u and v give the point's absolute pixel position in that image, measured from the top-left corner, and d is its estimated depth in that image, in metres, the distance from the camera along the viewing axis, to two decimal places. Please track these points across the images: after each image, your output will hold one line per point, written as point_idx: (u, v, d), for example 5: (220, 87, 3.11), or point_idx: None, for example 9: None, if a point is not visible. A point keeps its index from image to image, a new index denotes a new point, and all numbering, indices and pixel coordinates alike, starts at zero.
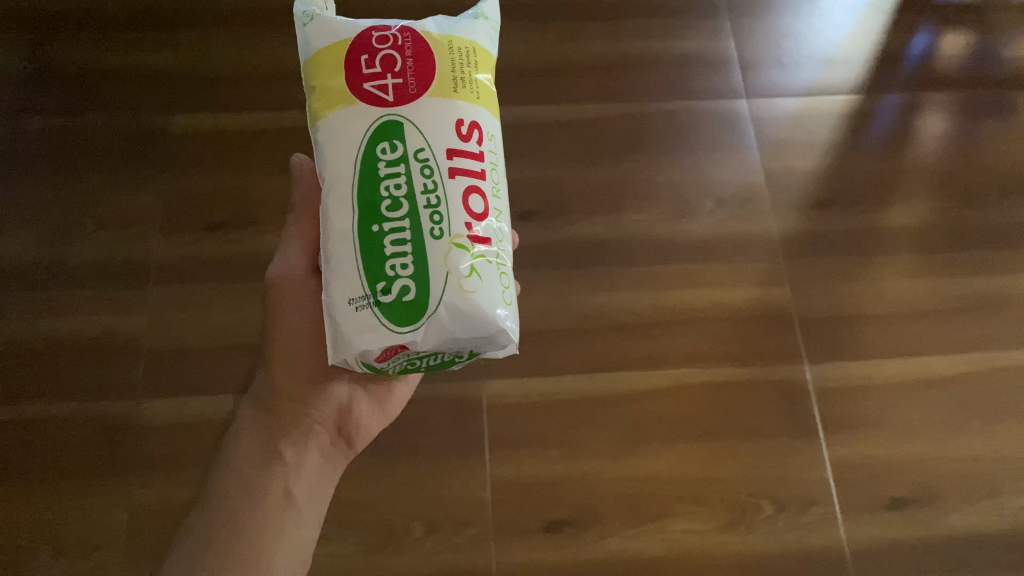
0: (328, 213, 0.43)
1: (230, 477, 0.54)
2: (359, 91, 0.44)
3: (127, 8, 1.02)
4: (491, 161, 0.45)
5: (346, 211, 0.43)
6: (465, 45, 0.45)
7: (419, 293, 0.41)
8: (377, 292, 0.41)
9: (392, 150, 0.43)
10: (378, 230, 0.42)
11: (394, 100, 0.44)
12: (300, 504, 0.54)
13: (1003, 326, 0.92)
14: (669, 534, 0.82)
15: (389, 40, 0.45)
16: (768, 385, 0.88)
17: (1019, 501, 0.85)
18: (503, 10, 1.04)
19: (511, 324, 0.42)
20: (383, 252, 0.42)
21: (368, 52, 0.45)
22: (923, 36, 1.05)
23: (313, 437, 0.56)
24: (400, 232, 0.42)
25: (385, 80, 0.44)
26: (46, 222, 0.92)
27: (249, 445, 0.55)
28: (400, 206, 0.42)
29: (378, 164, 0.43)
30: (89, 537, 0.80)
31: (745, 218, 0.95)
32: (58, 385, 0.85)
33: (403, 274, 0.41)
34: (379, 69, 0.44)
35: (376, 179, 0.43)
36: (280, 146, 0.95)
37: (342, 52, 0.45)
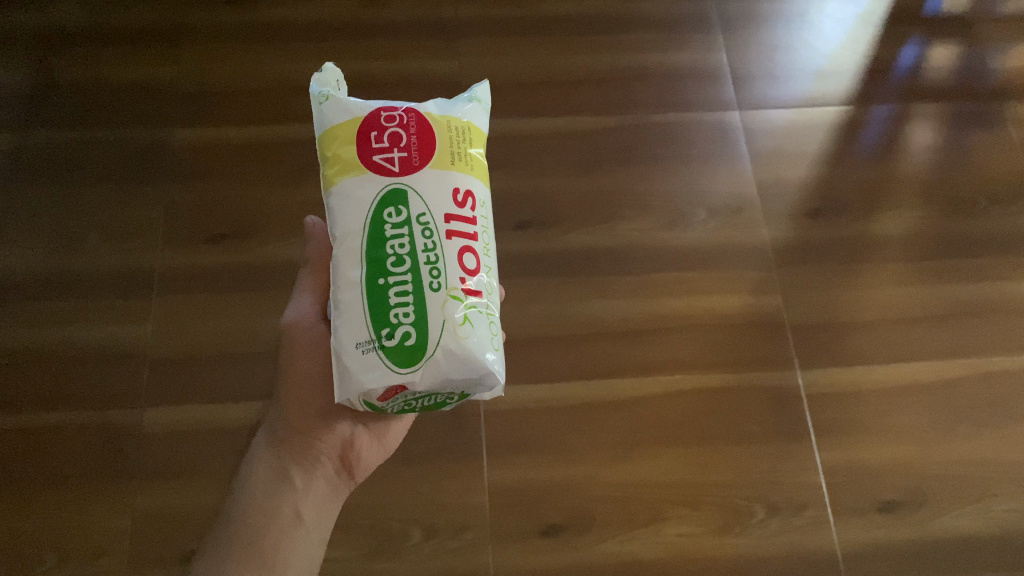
0: (336, 269, 0.45)
1: (245, 502, 0.55)
2: (368, 162, 0.46)
3: (129, 22, 1.03)
4: (484, 223, 0.47)
5: (354, 266, 0.44)
6: (463, 125, 0.48)
7: (419, 338, 0.43)
8: (381, 337, 0.43)
9: (397, 214, 0.45)
10: (384, 283, 0.44)
11: (400, 172, 0.46)
12: (308, 526, 0.55)
13: (990, 331, 0.94)
14: (664, 538, 0.84)
15: (396, 119, 0.47)
16: (760, 391, 0.90)
17: (1005, 503, 0.87)
18: (499, 24, 1.06)
19: (500, 370, 0.44)
20: (388, 302, 0.43)
21: (377, 128, 0.46)
22: (911, 48, 1.08)
23: (318, 466, 0.58)
24: (403, 284, 0.43)
25: (392, 154, 0.46)
26: (49, 234, 0.93)
27: (261, 473, 0.57)
28: (404, 262, 0.44)
29: (385, 226, 0.45)
30: (93, 544, 0.81)
31: (737, 226, 0.97)
32: (62, 394, 0.86)
33: (406, 321, 0.43)
34: (386, 144, 0.46)
35: (382, 238, 0.44)
36: (279, 158, 0.97)
37: (354, 127, 0.46)
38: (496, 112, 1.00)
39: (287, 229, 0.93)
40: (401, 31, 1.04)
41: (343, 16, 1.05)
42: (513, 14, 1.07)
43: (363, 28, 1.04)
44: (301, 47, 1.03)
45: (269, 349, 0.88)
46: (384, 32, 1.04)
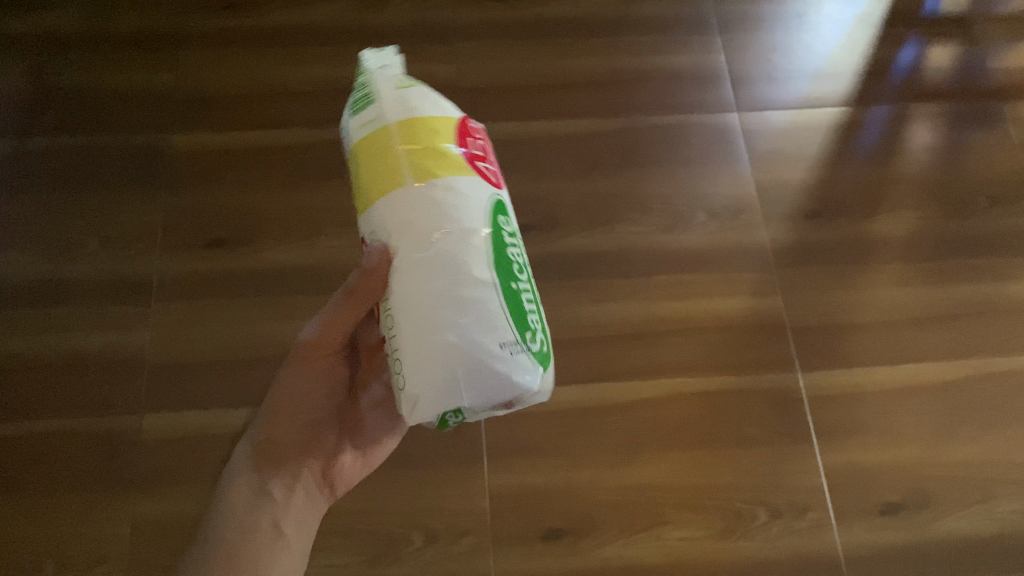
0: (462, 261, 0.39)
1: (227, 515, 0.54)
2: (478, 165, 0.42)
3: (126, 28, 1.03)
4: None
5: (483, 260, 0.39)
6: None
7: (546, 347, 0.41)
8: (524, 340, 0.39)
9: (508, 223, 0.42)
10: (517, 287, 0.40)
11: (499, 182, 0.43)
12: (287, 538, 0.55)
13: (991, 332, 0.93)
14: (665, 542, 0.84)
15: (480, 131, 0.45)
16: (761, 393, 0.89)
17: (1008, 504, 0.87)
18: (497, 27, 1.06)
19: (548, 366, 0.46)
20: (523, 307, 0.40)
21: (473, 134, 0.44)
22: (909, 48, 1.07)
23: (301, 478, 0.57)
24: (529, 292, 0.41)
25: (489, 164, 0.43)
26: (46, 240, 0.93)
27: (246, 484, 0.55)
28: (526, 272, 0.42)
29: (506, 231, 0.41)
30: (90, 552, 0.81)
31: (736, 228, 0.97)
32: (59, 401, 0.86)
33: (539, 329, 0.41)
34: (483, 153, 0.44)
35: (507, 241, 0.41)
36: (277, 163, 0.96)
37: (456, 128, 0.43)
38: (494, 115, 1.00)
39: (285, 234, 0.93)
40: (399, 35, 1.04)
41: (341, 20, 1.05)
42: (510, 17, 1.07)
43: (361, 33, 1.04)
44: (300, 52, 1.03)
45: (268, 354, 0.88)
46: (382, 37, 1.04)
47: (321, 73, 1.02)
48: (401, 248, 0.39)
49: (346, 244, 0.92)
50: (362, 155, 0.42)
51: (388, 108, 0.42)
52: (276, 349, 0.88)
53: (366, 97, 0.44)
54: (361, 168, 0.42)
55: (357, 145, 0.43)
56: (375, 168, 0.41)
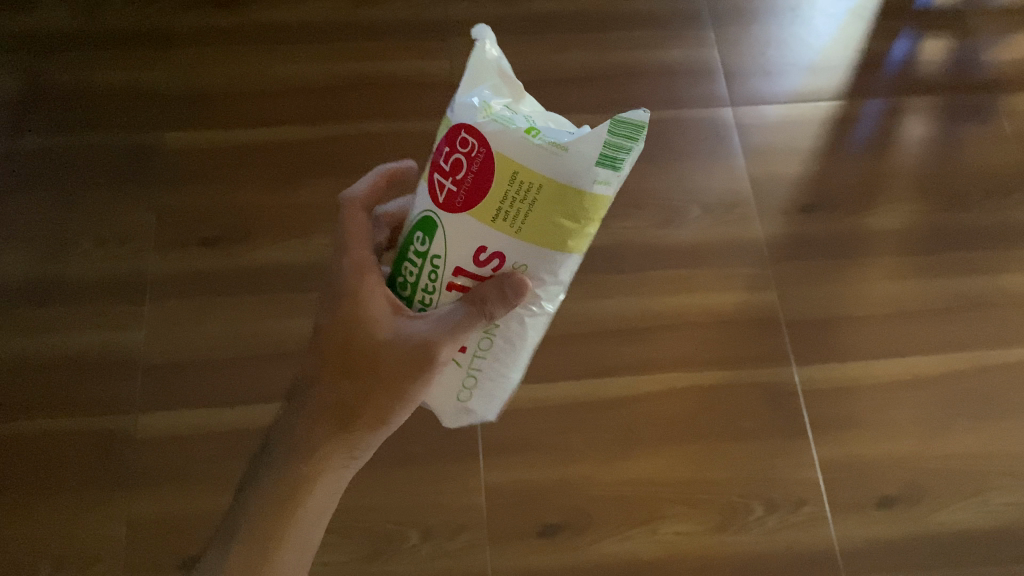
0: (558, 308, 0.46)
1: (292, 519, 0.53)
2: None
3: (118, 27, 1.03)
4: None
5: None
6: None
7: None
8: None
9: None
10: None
11: None
12: (309, 513, 0.53)
13: (986, 325, 0.93)
14: (662, 536, 0.84)
15: None
16: (756, 387, 0.89)
17: (1004, 496, 0.87)
18: (491, 23, 1.05)
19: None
20: None
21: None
22: (902, 42, 1.07)
23: (336, 461, 0.52)
24: None
25: None
26: (38, 240, 0.93)
27: (314, 492, 0.53)
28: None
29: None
30: (83, 553, 0.81)
31: (731, 222, 0.97)
32: (51, 401, 0.86)
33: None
34: None
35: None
36: (270, 161, 0.96)
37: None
38: None
39: (279, 232, 0.93)
40: (393, 31, 1.04)
41: (335, 17, 1.05)
42: (504, 13, 1.06)
43: (355, 30, 1.04)
44: (293, 49, 1.03)
45: (265, 353, 0.88)
46: (375, 33, 1.04)
47: (315, 70, 1.02)
48: (533, 298, 0.43)
49: None
50: (554, 200, 0.40)
51: (623, 178, 0.41)
52: (273, 347, 0.88)
53: (613, 148, 0.39)
54: (552, 214, 0.40)
55: (556, 186, 0.40)
56: (565, 228, 0.41)
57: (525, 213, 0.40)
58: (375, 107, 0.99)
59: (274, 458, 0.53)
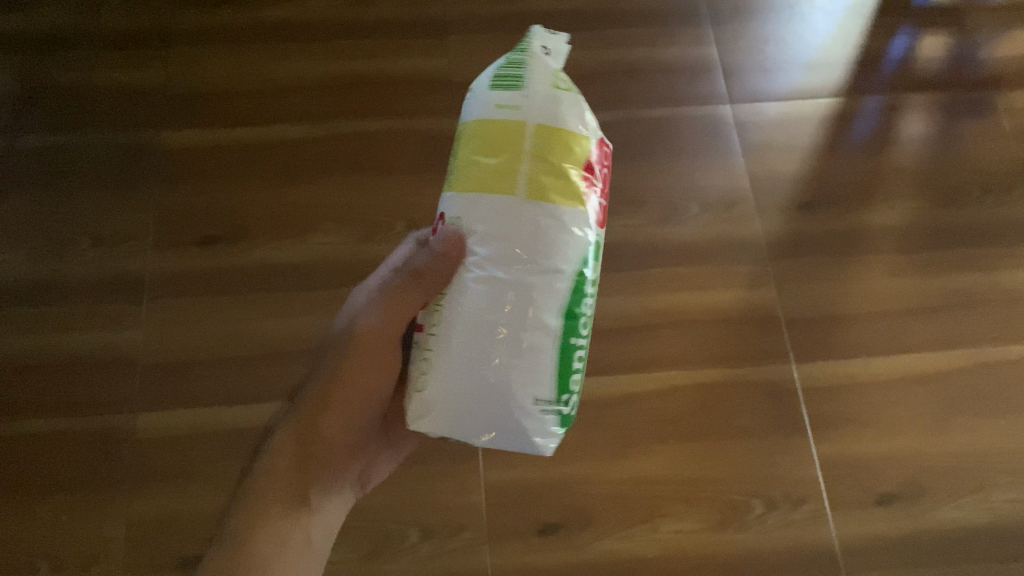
0: (531, 302, 0.41)
1: (262, 521, 0.51)
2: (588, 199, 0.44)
3: (114, 26, 1.03)
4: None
5: (558, 314, 0.42)
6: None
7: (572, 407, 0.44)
8: (561, 401, 0.43)
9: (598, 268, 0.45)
10: (573, 343, 0.43)
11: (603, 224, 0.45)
12: (275, 506, 0.52)
13: (985, 322, 0.93)
14: (662, 535, 0.84)
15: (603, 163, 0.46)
16: (755, 385, 0.89)
17: (1004, 493, 0.87)
18: (489, 21, 1.05)
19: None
20: (570, 365, 0.43)
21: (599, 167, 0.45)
22: (901, 39, 1.07)
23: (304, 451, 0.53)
24: (581, 350, 0.43)
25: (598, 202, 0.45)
26: (35, 240, 0.92)
27: (281, 481, 0.52)
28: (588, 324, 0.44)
29: (586, 283, 0.43)
30: (82, 553, 0.80)
31: (729, 220, 0.97)
32: (49, 401, 0.85)
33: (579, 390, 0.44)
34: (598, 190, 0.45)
35: (581, 295, 0.43)
36: (268, 160, 0.96)
37: (584, 153, 0.44)
38: None
39: (277, 231, 0.93)
40: (391, 30, 1.04)
41: (332, 15, 1.05)
42: (502, 10, 1.06)
43: (352, 29, 1.04)
44: (291, 48, 1.02)
45: (263, 352, 0.87)
46: (373, 31, 1.04)
47: (313, 69, 1.01)
48: (473, 257, 0.42)
49: (341, 241, 0.92)
50: (475, 137, 0.44)
51: (529, 98, 0.44)
52: (271, 347, 0.88)
53: (513, 79, 0.45)
54: (474, 152, 0.44)
55: (473, 126, 0.45)
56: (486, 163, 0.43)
57: (457, 163, 0.45)
58: (373, 106, 0.99)
59: (252, 468, 0.55)
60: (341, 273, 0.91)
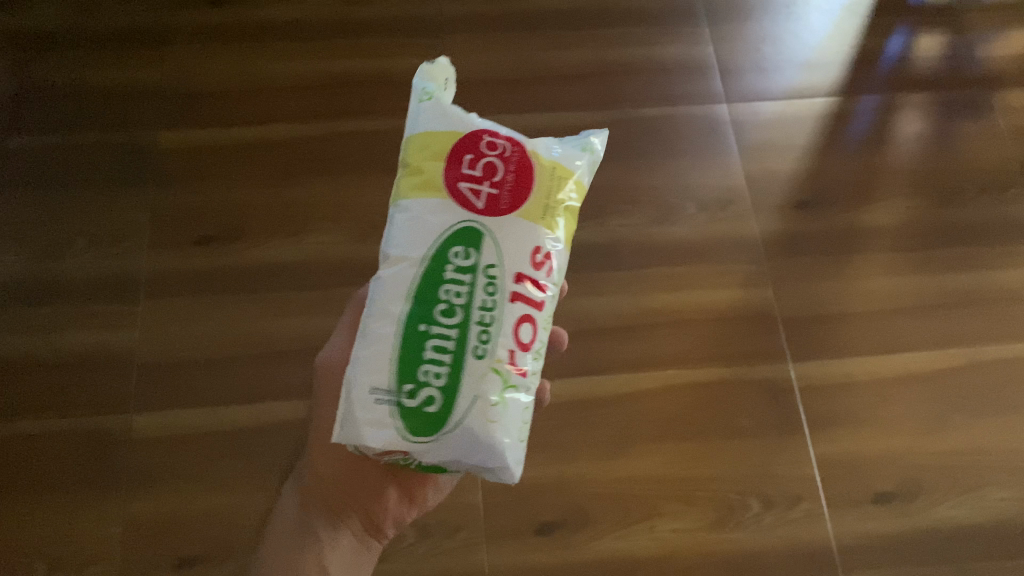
0: (375, 293, 0.43)
1: (273, 561, 0.59)
2: (453, 187, 0.44)
3: (109, 25, 1.02)
4: (554, 293, 0.45)
5: (406, 302, 0.42)
6: (566, 174, 0.46)
7: (442, 407, 0.41)
8: (403, 393, 0.41)
9: (465, 256, 0.43)
10: (424, 330, 0.42)
11: (483, 208, 0.44)
12: (295, 532, 0.60)
13: (981, 320, 0.93)
14: (659, 534, 0.84)
15: (497, 148, 0.45)
16: (752, 384, 0.89)
17: (1000, 491, 0.87)
18: (485, 20, 1.05)
19: (519, 464, 0.43)
20: (422, 355, 0.42)
21: (476, 154, 0.45)
22: (897, 38, 1.07)
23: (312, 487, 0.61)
24: (444, 339, 0.42)
25: (481, 187, 0.44)
26: (31, 239, 0.92)
27: (297, 511, 0.61)
28: (455, 314, 0.43)
29: (445, 267, 0.43)
30: (78, 553, 0.80)
31: (725, 219, 0.97)
32: (45, 401, 0.85)
33: (433, 384, 0.42)
34: (478, 173, 0.45)
35: (437, 279, 0.43)
36: (263, 159, 0.96)
37: (449, 145, 0.45)
38: (483, 108, 0.99)
39: (272, 231, 0.93)
40: (386, 29, 1.04)
41: (327, 14, 1.04)
42: (498, 10, 1.06)
43: (348, 28, 1.04)
44: (286, 47, 1.02)
45: (259, 352, 0.87)
46: (368, 30, 1.04)
47: (308, 68, 1.01)
48: None
49: (337, 241, 0.92)
50: None
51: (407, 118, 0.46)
52: (267, 347, 0.88)
53: None
54: None
55: None
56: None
57: None
58: (369, 105, 0.99)
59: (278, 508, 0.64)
60: (336, 273, 0.90)
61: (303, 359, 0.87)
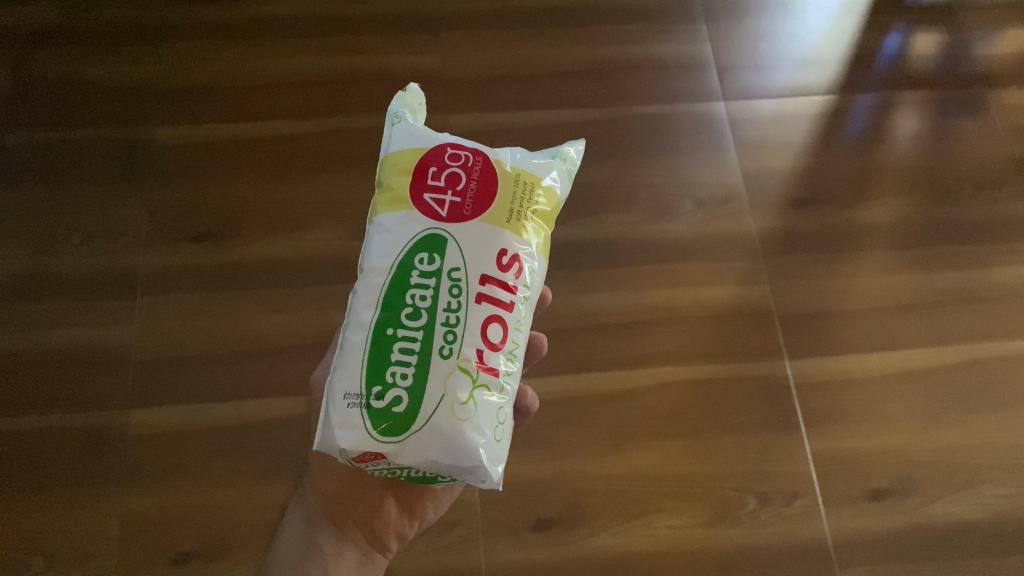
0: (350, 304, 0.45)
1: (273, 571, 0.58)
2: (418, 198, 0.46)
3: (106, 20, 1.03)
4: (523, 295, 0.45)
5: (374, 308, 0.44)
6: (531, 180, 0.48)
7: (410, 407, 0.42)
8: (371, 395, 0.42)
9: (430, 262, 0.45)
10: (391, 333, 0.43)
11: (447, 216, 0.46)
12: (293, 541, 0.59)
13: (977, 318, 0.94)
14: (656, 530, 0.84)
15: (460, 159, 0.47)
16: (749, 381, 0.90)
17: (995, 488, 0.87)
18: (483, 17, 1.05)
19: (494, 462, 0.42)
20: (389, 357, 0.43)
21: (442, 167, 0.47)
22: (894, 36, 1.08)
23: (311, 496, 0.61)
24: (411, 340, 0.43)
25: (445, 196, 0.46)
26: (27, 235, 0.92)
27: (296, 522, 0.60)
28: (420, 317, 0.44)
29: (411, 273, 0.44)
30: (75, 549, 0.80)
31: (722, 217, 0.97)
32: (42, 397, 0.85)
33: (400, 384, 0.42)
34: (442, 184, 0.47)
35: (404, 284, 0.44)
36: (261, 155, 0.96)
37: (414, 160, 0.47)
38: (481, 105, 0.99)
39: (270, 227, 0.93)
40: (384, 25, 1.04)
41: (326, 11, 1.05)
42: (496, 6, 1.06)
43: (346, 25, 1.04)
44: (284, 43, 1.02)
45: (257, 348, 0.87)
46: (366, 27, 1.04)
47: (306, 64, 1.01)
48: None
49: (335, 237, 0.92)
50: None
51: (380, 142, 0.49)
52: (265, 343, 0.88)
53: None
54: None
55: None
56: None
57: None
58: (367, 102, 0.99)
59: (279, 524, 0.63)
60: (334, 269, 0.91)
61: (301, 356, 0.87)
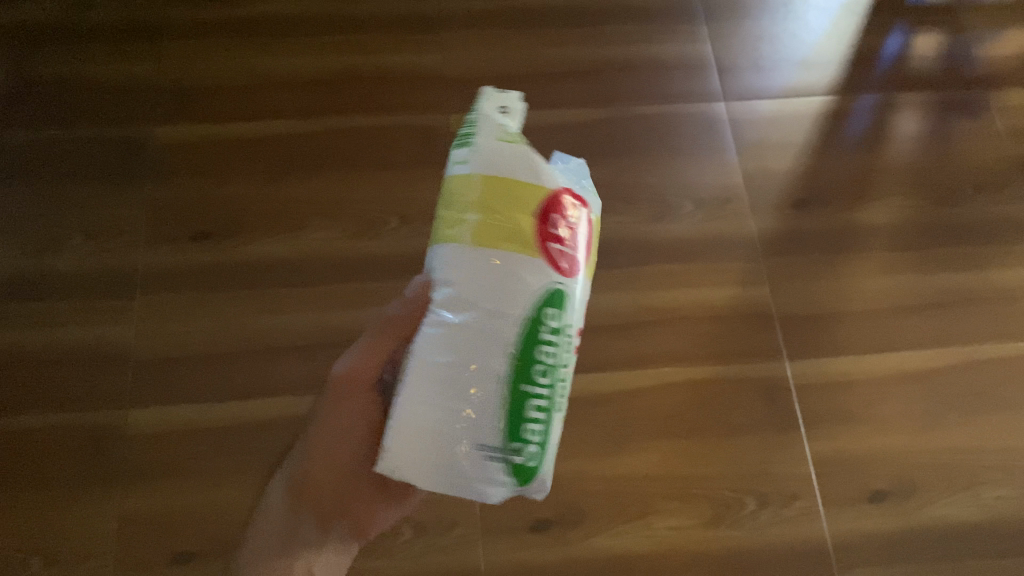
0: (471, 344, 0.36)
1: None
2: (542, 244, 0.38)
3: (106, 20, 1.02)
4: None
5: (507, 357, 0.36)
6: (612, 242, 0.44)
7: (536, 471, 0.37)
8: (503, 455, 0.36)
9: (561, 315, 0.38)
10: (524, 390, 0.37)
11: (571, 271, 0.39)
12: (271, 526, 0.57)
13: (977, 319, 0.94)
14: (655, 531, 0.84)
15: (579, 211, 0.41)
16: (749, 382, 0.89)
17: (994, 490, 0.87)
18: (483, 17, 1.05)
19: None
20: (522, 416, 0.37)
21: (559, 212, 0.39)
22: (895, 37, 1.07)
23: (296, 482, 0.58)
24: (543, 402, 0.37)
25: (569, 249, 0.39)
26: (28, 233, 0.92)
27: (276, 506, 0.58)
28: (552, 376, 0.38)
29: (546, 325, 0.37)
30: (74, 548, 0.80)
31: (722, 218, 0.97)
32: (41, 396, 0.85)
33: (533, 448, 0.37)
34: (567, 235, 0.39)
35: (540, 337, 0.37)
36: (260, 155, 0.96)
37: (535, 197, 0.39)
38: None
39: (269, 226, 0.92)
40: (384, 25, 1.04)
41: (326, 11, 1.04)
42: (497, 6, 1.06)
43: (346, 25, 1.03)
44: (285, 43, 1.02)
45: (256, 348, 0.87)
46: (366, 26, 1.03)
47: (306, 64, 1.01)
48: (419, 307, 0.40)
49: (333, 237, 0.92)
50: None
51: (476, 153, 0.40)
52: (264, 343, 0.87)
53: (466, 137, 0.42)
54: None
55: None
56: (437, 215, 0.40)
57: None
58: (367, 102, 0.99)
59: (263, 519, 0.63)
60: (333, 269, 0.90)
61: (300, 356, 0.87)
